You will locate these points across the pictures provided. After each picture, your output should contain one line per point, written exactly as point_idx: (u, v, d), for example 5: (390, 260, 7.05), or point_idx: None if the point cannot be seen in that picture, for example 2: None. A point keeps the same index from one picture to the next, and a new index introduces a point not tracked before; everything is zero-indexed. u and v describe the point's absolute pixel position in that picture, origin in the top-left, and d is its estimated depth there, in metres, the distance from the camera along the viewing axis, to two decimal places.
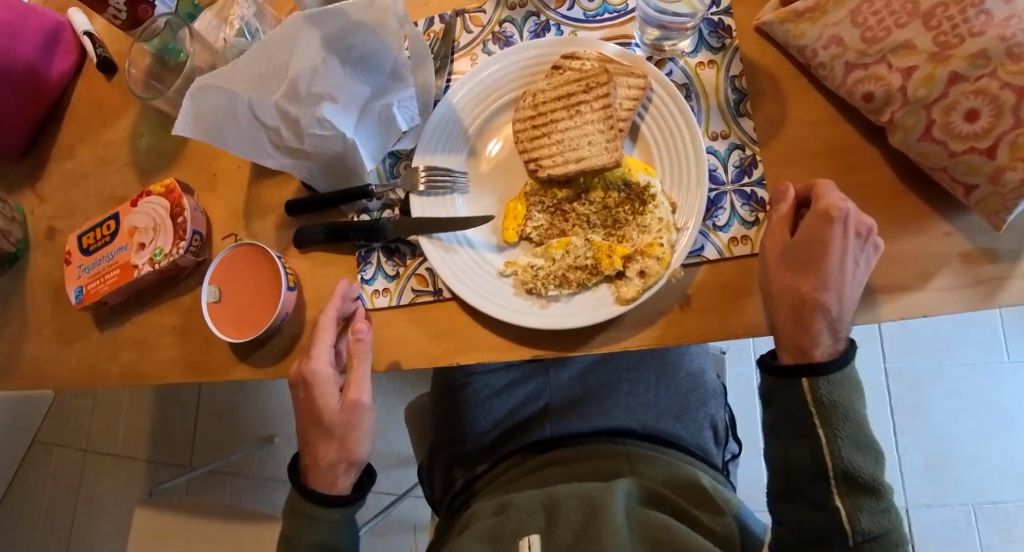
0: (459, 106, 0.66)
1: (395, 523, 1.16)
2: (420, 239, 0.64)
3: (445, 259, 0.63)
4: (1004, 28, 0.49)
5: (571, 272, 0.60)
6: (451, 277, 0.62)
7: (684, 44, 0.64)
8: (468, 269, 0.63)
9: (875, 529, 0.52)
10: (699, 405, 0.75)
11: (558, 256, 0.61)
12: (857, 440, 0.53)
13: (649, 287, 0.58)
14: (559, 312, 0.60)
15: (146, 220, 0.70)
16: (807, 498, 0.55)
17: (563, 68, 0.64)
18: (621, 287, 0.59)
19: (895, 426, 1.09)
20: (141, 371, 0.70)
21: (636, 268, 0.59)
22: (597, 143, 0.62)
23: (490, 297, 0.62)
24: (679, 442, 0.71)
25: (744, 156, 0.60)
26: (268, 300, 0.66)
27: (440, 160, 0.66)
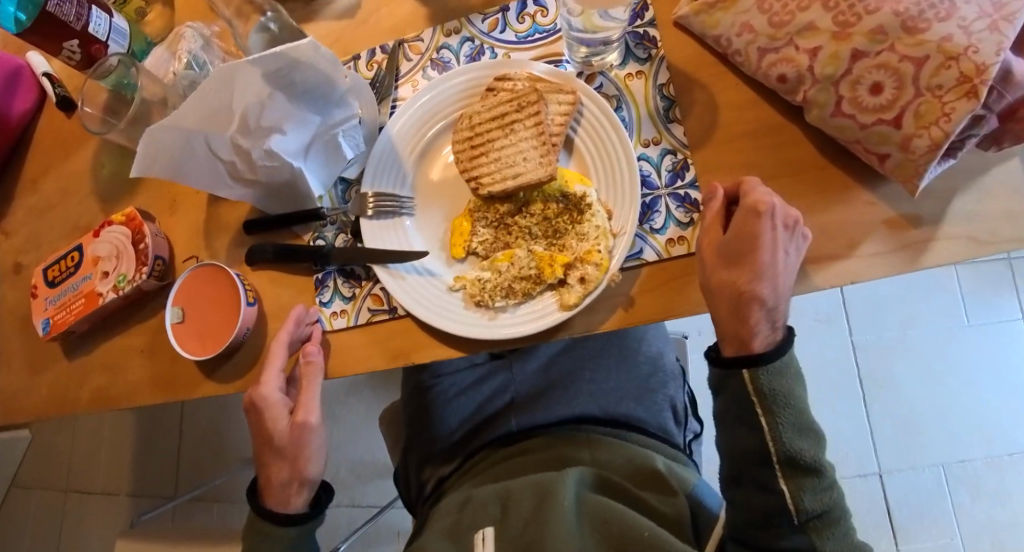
0: (399, 134, 0.65)
1: (382, 532, 1.17)
2: (375, 268, 0.62)
3: (401, 286, 0.61)
4: (897, 4, 0.52)
5: (516, 282, 0.58)
6: (408, 300, 0.60)
7: (612, 58, 0.64)
8: (425, 289, 0.61)
9: (819, 506, 0.52)
10: (660, 387, 0.78)
11: (503, 268, 0.59)
12: (796, 423, 0.52)
13: (591, 292, 0.55)
14: (507, 324, 0.58)
15: (109, 248, 0.72)
16: (752, 479, 0.54)
17: (497, 90, 0.63)
18: (564, 293, 0.56)
19: (865, 396, 1.11)
20: (111, 394, 0.72)
21: (576, 275, 0.56)
22: (531, 159, 0.60)
23: (445, 314, 0.60)
24: (643, 427, 0.74)
25: (676, 160, 0.61)
26: (229, 323, 0.68)
27: (388, 184, 0.65)
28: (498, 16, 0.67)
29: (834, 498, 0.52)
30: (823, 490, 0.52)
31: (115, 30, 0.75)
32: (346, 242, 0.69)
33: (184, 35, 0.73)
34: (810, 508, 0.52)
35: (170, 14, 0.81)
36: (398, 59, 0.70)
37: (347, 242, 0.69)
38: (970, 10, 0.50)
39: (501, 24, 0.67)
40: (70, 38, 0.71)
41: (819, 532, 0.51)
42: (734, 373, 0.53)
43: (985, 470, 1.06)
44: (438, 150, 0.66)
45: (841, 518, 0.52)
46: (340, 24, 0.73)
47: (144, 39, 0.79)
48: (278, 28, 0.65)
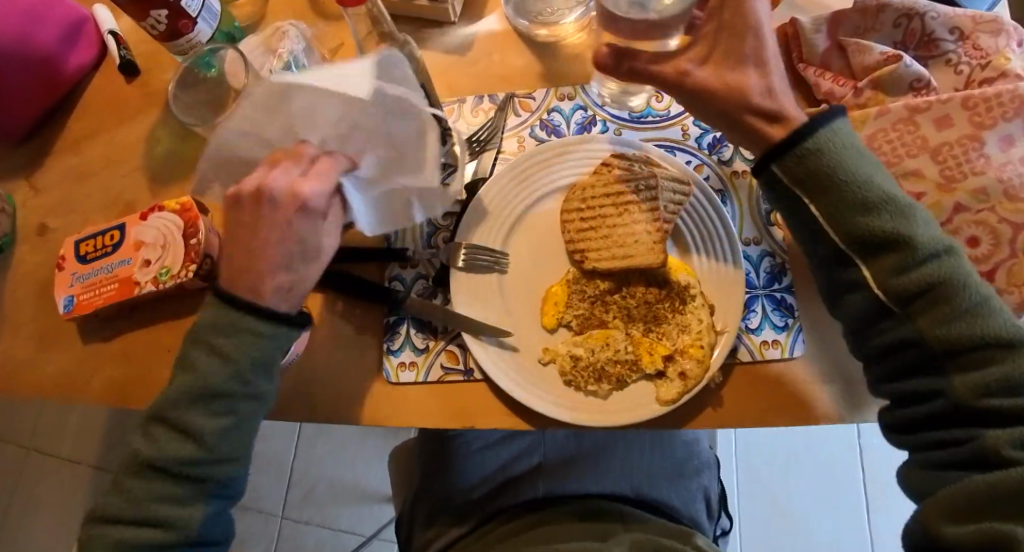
0: (506, 186, 0.65)
1: None
2: (464, 334, 0.60)
3: (484, 355, 0.60)
4: (1001, 172, 0.57)
5: (611, 365, 0.59)
6: (493, 370, 0.59)
7: (721, 152, 0.66)
8: (510, 358, 0.61)
9: (917, 288, 0.47)
10: (693, 475, 0.80)
11: (597, 348, 0.60)
12: (856, 202, 0.49)
13: (690, 390, 0.57)
14: (599, 410, 0.58)
15: (154, 235, 0.68)
16: (844, 285, 0.51)
17: (612, 166, 0.63)
18: (662, 386, 0.57)
19: (867, 496, 1.20)
20: (130, 388, 0.67)
21: (675, 370, 0.58)
22: (643, 243, 0.61)
23: (526, 386, 0.59)
24: (667, 508, 0.76)
25: (774, 263, 0.63)
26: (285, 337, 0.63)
27: (482, 238, 0.64)
28: (614, 92, 0.69)
29: (947, 289, 0.47)
30: (927, 293, 0.47)
31: (207, 9, 0.70)
32: (424, 289, 0.65)
33: (284, 36, 0.71)
34: (910, 299, 0.48)
35: (264, 4, 0.78)
36: (507, 111, 0.69)
37: (427, 289, 0.65)
38: None
39: (615, 100, 0.69)
40: (160, 7, 0.65)
41: (928, 315, 0.47)
42: (766, 174, 0.53)
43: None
44: (539, 211, 0.65)
45: (959, 291, 0.46)
46: (448, 60, 0.73)
47: (231, 22, 0.76)
48: (414, 64, 0.62)
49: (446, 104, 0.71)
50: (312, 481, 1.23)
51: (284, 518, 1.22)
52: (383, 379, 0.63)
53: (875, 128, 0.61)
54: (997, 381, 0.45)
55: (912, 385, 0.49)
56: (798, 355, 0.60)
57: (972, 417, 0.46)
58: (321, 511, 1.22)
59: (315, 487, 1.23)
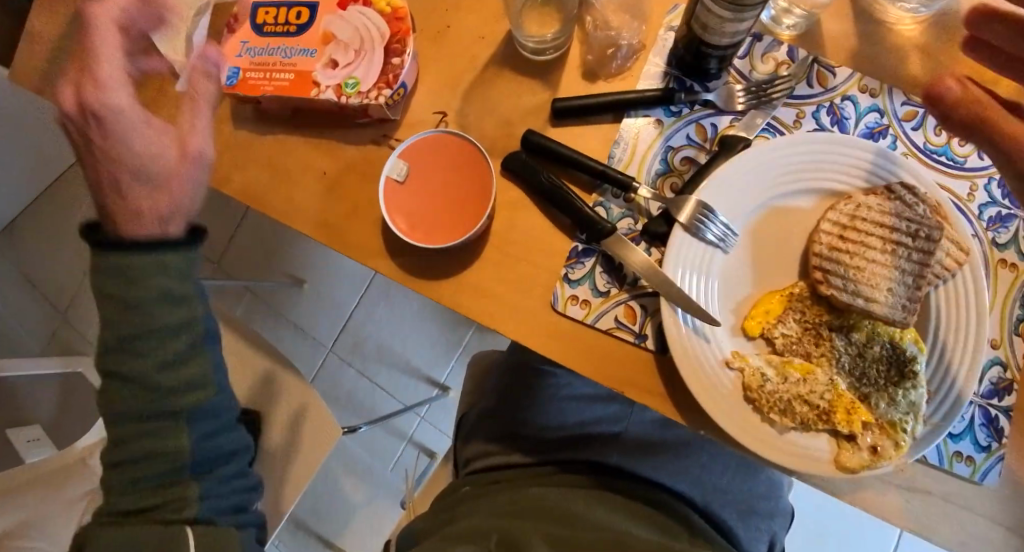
0: (772, 163, 0.55)
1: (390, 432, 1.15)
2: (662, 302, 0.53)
3: (674, 334, 0.52)
4: None
5: (800, 404, 0.52)
6: (682, 357, 0.52)
7: (1000, 235, 0.58)
8: (697, 350, 0.53)
9: None
10: (765, 517, 0.73)
11: (793, 379, 0.53)
12: None
13: (875, 468, 0.51)
14: (770, 442, 0.52)
15: (350, 34, 0.57)
16: None
17: (896, 196, 0.54)
18: (846, 451, 0.51)
19: None
20: (271, 197, 0.59)
21: (868, 440, 0.51)
22: (895, 295, 0.53)
23: (708, 387, 0.52)
24: (733, 538, 0.70)
25: (1002, 377, 0.55)
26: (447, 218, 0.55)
27: (722, 203, 0.55)
28: (921, 111, 0.59)
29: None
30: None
31: None
32: (628, 230, 0.57)
33: None
34: None
35: None
36: (800, 76, 0.58)
37: (631, 232, 0.56)
38: None
39: (918, 120, 0.59)
40: None
41: None
42: None
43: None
44: (791, 205, 0.56)
45: None
46: None
47: None
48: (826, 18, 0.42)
49: None
50: (365, 336, 1.18)
51: (331, 354, 1.19)
52: (547, 302, 0.56)
53: None
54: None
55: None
56: (987, 484, 0.54)
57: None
58: (364, 360, 1.18)
59: (365, 341, 1.18)
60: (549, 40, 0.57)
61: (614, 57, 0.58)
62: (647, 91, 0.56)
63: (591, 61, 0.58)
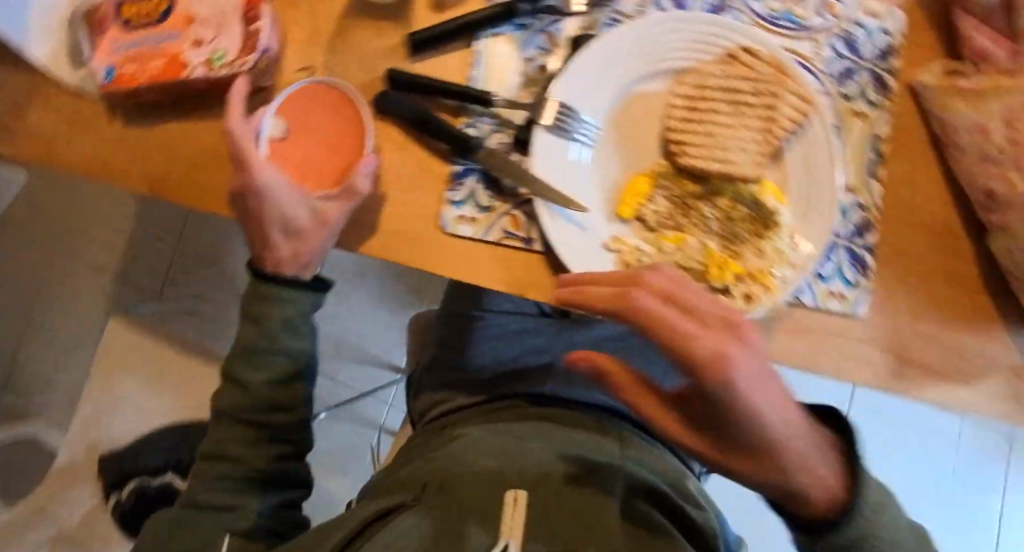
0: (618, 53, 0.58)
1: (355, 414, 1.22)
2: (537, 202, 0.57)
3: (552, 230, 0.56)
4: None
5: (676, 269, 0.57)
6: (563, 248, 0.56)
7: (850, 87, 0.62)
8: (575, 240, 0.57)
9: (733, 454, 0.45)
10: None
11: (668, 249, 0.58)
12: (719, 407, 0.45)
13: (750, 313, 0.56)
14: None
15: (210, 11, 0.59)
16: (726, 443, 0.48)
17: (736, 61, 0.58)
18: (722, 303, 0.56)
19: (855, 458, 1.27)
20: (168, 178, 0.60)
21: (741, 290, 0.56)
22: (747, 152, 0.57)
23: (589, 269, 0.57)
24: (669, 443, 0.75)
25: (863, 217, 0.60)
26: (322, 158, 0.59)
27: (578, 101, 0.58)
28: None
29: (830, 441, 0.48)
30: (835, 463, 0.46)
31: None
32: (500, 144, 0.60)
33: None
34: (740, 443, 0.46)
35: None
36: None
37: (503, 146, 0.60)
38: None
39: None
40: None
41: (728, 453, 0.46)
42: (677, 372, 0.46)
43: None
44: (646, 90, 0.60)
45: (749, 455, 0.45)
46: None
47: None
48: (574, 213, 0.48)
49: None
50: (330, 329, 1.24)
51: None
52: (437, 225, 0.60)
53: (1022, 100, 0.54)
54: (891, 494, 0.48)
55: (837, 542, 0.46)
56: (859, 314, 0.59)
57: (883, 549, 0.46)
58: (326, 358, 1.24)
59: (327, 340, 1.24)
60: None
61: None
62: (493, 7, 0.59)
63: None
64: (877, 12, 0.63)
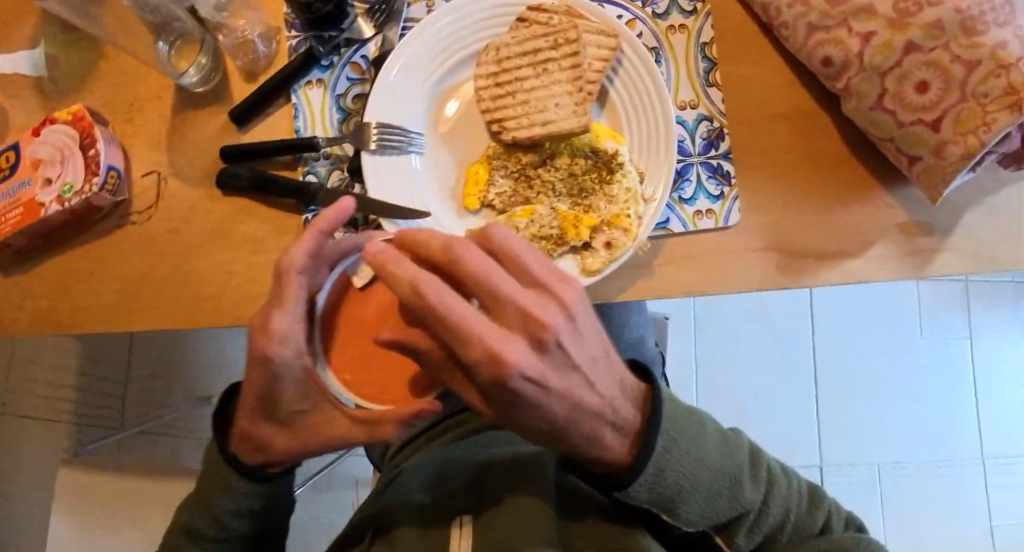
0: (414, 55, 0.58)
1: (339, 479, 1.28)
2: (381, 221, 0.56)
3: None
4: (960, 0, 0.50)
5: (536, 242, 0.56)
6: None
7: (659, 6, 0.62)
8: None
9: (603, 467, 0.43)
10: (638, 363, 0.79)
11: (522, 226, 0.57)
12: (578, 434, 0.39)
13: (616, 259, 0.54)
14: None
15: (50, 150, 0.62)
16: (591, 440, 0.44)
17: (529, 22, 0.57)
18: (587, 258, 0.55)
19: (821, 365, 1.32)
20: (64, 314, 0.64)
21: (602, 240, 0.55)
22: (564, 106, 0.56)
23: None
24: None
25: (712, 128, 0.61)
26: (372, 392, 0.44)
27: (393, 114, 0.58)
28: None
29: (635, 395, 0.45)
30: (628, 434, 0.44)
31: None
32: (341, 180, 0.61)
33: None
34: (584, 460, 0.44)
35: None
36: None
37: (343, 180, 0.61)
38: None
39: None
40: None
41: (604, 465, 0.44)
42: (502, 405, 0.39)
43: (896, 438, 1.30)
44: (455, 81, 0.59)
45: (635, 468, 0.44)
46: None
47: None
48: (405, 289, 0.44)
49: None
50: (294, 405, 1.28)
51: None
52: None
53: None
54: (696, 417, 0.48)
55: (645, 482, 0.45)
56: (733, 224, 0.60)
57: (683, 470, 0.46)
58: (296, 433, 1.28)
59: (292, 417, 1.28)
60: (206, 65, 0.64)
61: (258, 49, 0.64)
62: (293, 61, 0.61)
63: (245, 64, 0.64)
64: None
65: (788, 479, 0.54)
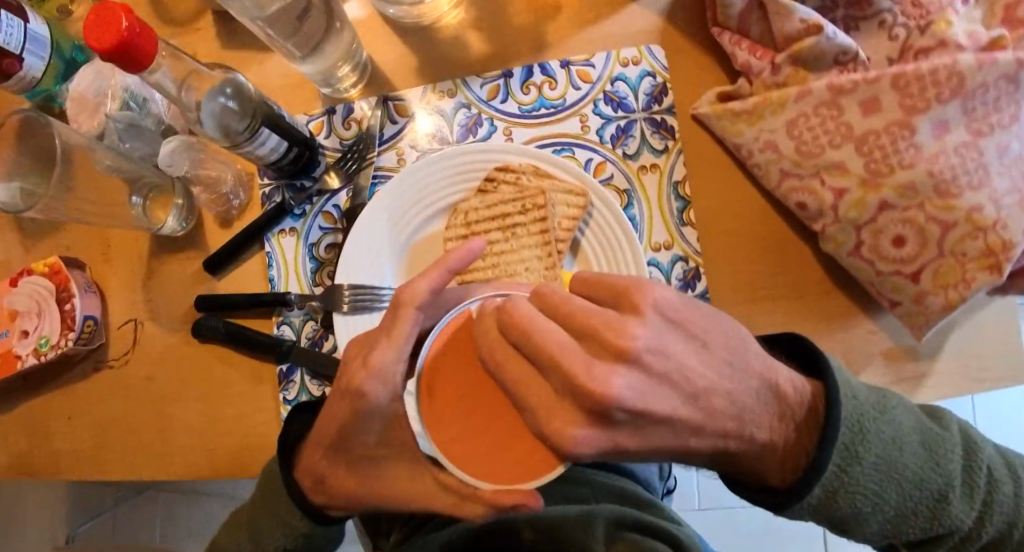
0: (386, 217, 0.60)
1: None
2: None
3: None
4: (933, 164, 0.50)
5: None
6: None
7: (629, 146, 0.61)
8: None
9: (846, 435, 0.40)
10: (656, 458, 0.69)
11: None
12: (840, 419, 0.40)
13: None
14: None
15: (27, 302, 0.63)
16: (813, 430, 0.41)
17: (497, 184, 0.58)
18: None
19: None
20: (36, 460, 0.64)
21: None
22: (534, 271, 0.56)
23: None
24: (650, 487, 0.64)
25: (687, 268, 0.59)
26: (473, 465, 0.36)
27: (367, 274, 0.60)
28: (500, 83, 0.64)
29: (798, 403, 0.40)
30: (797, 430, 0.41)
31: (33, 43, 0.65)
32: (314, 331, 0.62)
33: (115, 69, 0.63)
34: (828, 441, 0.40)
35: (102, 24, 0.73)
36: (382, 120, 0.65)
37: (317, 331, 0.62)
38: (1003, 182, 0.49)
39: (503, 94, 0.64)
40: None
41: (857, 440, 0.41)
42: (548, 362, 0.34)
43: None
44: (426, 237, 0.61)
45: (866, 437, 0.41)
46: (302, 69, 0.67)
47: (54, 84, 0.70)
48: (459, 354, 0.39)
49: (311, 119, 0.67)
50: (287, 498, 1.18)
51: None
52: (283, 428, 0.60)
53: (796, 112, 0.54)
54: (884, 417, 0.42)
55: (810, 504, 0.41)
56: None
57: (860, 489, 0.41)
58: None
59: None
60: (183, 206, 0.67)
61: (229, 199, 0.67)
62: (266, 212, 0.64)
63: (219, 213, 0.67)
64: (632, 59, 0.62)
65: (1012, 477, 0.44)
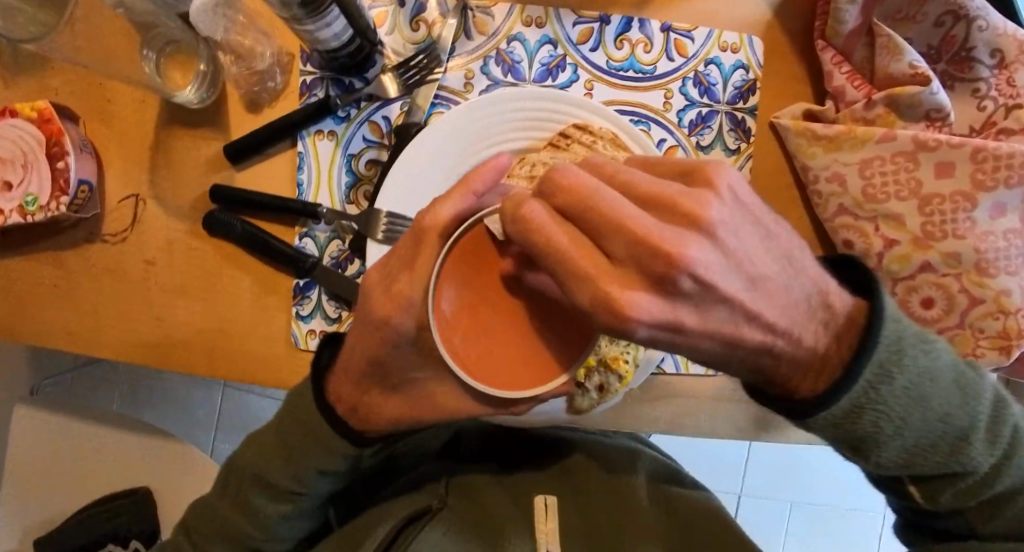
0: (442, 145, 0.56)
1: None
2: None
3: None
4: (980, 242, 0.53)
5: None
6: None
7: (705, 137, 0.60)
8: None
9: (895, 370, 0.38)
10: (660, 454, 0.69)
11: None
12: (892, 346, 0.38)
13: (603, 402, 0.54)
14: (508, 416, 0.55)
15: (10, 149, 0.56)
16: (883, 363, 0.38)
17: (571, 140, 0.53)
18: (576, 398, 0.54)
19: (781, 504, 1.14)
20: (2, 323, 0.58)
21: (595, 382, 0.53)
22: None
23: None
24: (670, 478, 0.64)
25: None
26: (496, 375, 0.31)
27: (410, 205, 0.56)
28: (594, 27, 0.60)
29: (839, 314, 0.37)
30: (835, 344, 0.38)
31: None
32: (339, 252, 0.58)
33: None
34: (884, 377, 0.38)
35: None
36: (457, 32, 0.59)
37: (343, 253, 0.58)
38: None
39: (594, 41, 0.59)
40: None
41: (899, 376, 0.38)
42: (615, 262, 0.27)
43: None
44: None
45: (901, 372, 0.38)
46: None
47: None
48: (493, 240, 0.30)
49: (375, 7, 0.60)
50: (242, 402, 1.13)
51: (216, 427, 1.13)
52: (290, 343, 0.58)
53: (873, 153, 0.55)
54: (923, 347, 0.40)
55: (827, 419, 0.39)
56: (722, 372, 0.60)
57: (886, 410, 0.39)
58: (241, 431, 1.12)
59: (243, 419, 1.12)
60: (204, 72, 0.58)
61: (265, 79, 0.59)
62: (305, 106, 0.58)
63: (248, 92, 0.59)
64: (731, 45, 0.60)
65: None
